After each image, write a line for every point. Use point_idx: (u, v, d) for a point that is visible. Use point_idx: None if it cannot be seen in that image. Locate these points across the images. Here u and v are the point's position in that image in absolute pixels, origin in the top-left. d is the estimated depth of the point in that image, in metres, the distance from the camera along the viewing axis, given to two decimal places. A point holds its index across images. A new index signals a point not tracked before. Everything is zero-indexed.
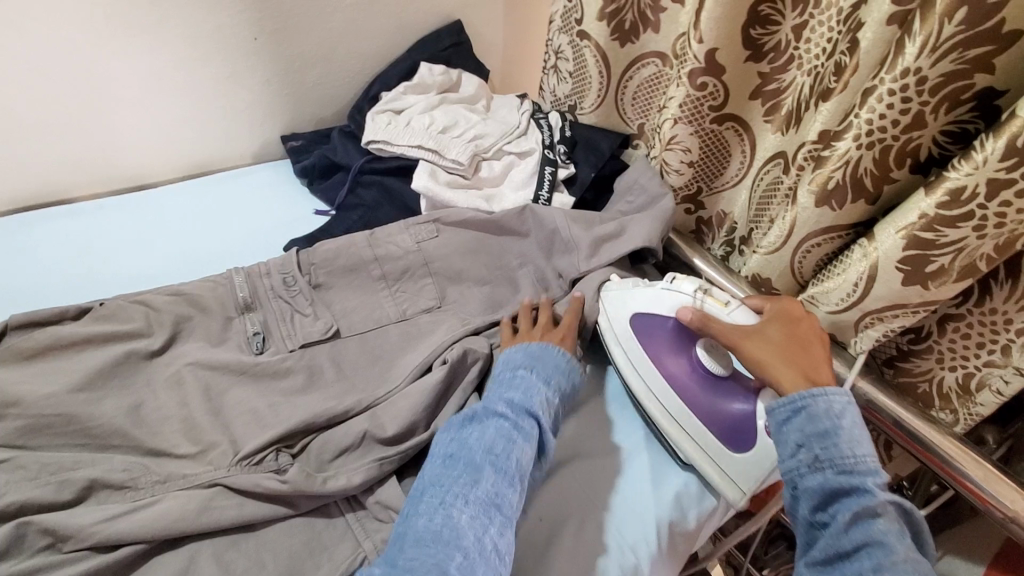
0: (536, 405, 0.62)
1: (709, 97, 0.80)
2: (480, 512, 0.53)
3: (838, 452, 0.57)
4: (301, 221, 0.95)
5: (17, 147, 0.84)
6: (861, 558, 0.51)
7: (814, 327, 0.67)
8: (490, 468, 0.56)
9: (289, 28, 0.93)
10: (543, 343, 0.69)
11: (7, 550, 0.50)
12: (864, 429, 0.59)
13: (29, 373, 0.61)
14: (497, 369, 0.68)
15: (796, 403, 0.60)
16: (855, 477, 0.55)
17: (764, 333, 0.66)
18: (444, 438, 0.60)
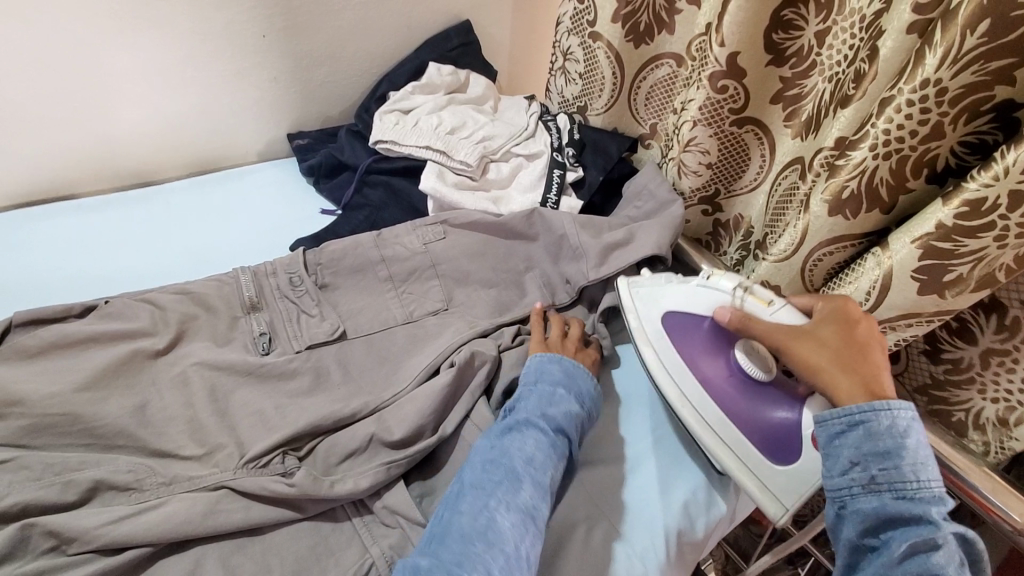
0: (567, 421, 0.63)
1: (730, 100, 0.81)
2: (520, 521, 0.54)
3: (900, 475, 0.53)
4: (307, 221, 0.94)
5: (21, 142, 0.84)
6: None
7: (874, 328, 0.64)
8: (529, 481, 0.57)
9: (299, 25, 0.93)
10: (573, 362, 0.69)
11: (11, 552, 0.49)
12: (929, 451, 0.55)
13: (31, 371, 0.61)
14: (526, 373, 0.68)
15: (856, 416, 0.57)
16: (916, 505, 0.52)
17: (815, 336, 0.64)
18: (484, 446, 0.61)
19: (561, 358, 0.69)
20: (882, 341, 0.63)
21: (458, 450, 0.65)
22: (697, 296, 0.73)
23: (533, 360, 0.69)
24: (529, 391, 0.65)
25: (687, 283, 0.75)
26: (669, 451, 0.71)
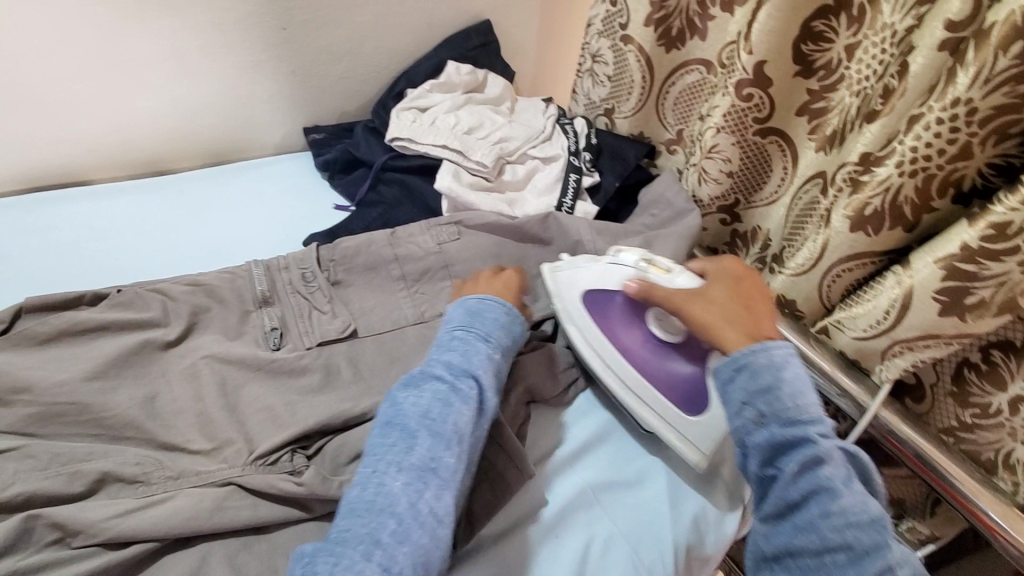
0: (474, 366, 0.60)
1: (755, 109, 0.80)
2: (415, 479, 0.53)
3: (784, 404, 0.56)
4: (319, 216, 0.94)
5: (36, 126, 0.83)
6: (810, 506, 0.53)
7: (756, 287, 0.68)
8: (425, 434, 0.55)
9: (320, 19, 0.92)
10: (481, 296, 0.68)
11: (15, 543, 0.48)
12: (803, 377, 0.59)
13: (40, 359, 0.60)
14: (440, 333, 0.65)
15: (740, 361, 0.60)
16: (801, 428, 0.55)
17: (708, 296, 0.67)
18: (385, 406, 0.58)
19: (468, 299, 0.67)
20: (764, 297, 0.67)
21: None
22: (604, 269, 0.73)
23: (449, 310, 0.67)
24: (439, 347, 0.63)
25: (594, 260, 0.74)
26: (680, 464, 0.69)
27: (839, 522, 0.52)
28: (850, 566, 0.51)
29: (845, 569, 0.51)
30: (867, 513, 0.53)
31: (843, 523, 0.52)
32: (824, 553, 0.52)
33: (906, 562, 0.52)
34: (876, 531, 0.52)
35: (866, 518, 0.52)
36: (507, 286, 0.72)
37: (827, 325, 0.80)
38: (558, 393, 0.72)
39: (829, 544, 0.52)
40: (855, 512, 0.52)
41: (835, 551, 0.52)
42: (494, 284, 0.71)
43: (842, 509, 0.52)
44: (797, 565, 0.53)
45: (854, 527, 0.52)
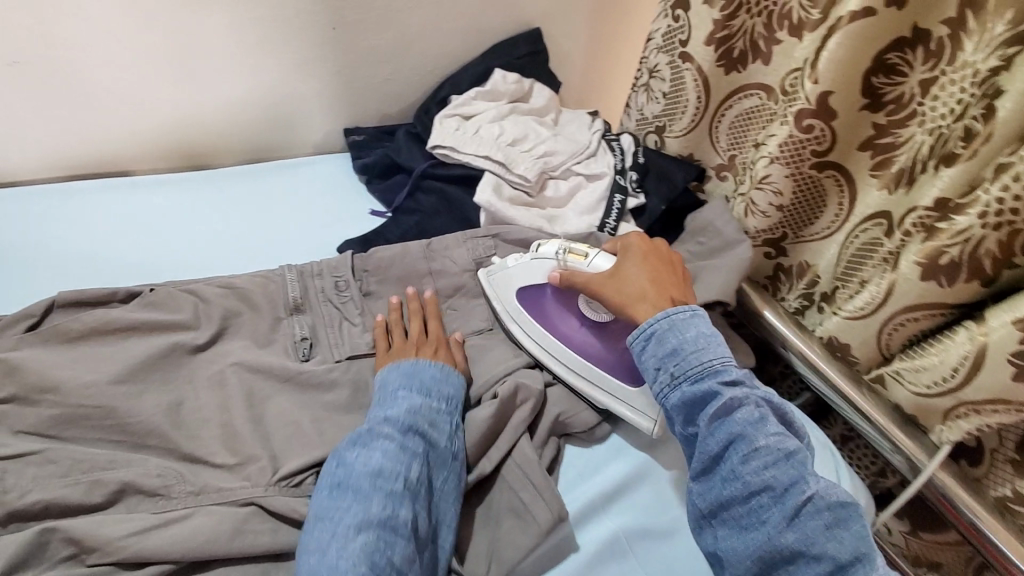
0: (420, 420, 0.56)
1: (813, 141, 0.74)
2: (375, 540, 0.48)
3: (691, 362, 0.58)
4: (355, 220, 0.91)
5: (79, 114, 0.82)
6: (730, 456, 0.54)
7: (668, 252, 0.69)
8: (379, 494, 0.50)
9: (369, 19, 0.90)
10: (415, 358, 0.63)
11: (29, 557, 0.46)
12: (707, 330, 0.60)
13: (68, 357, 0.58)
14: (374, 392, 0.61)
15: (647, 329, 0.61)
16: (711, 382, 0.56)
17: (621, 271, 0.67)
18: (330, 466, 0.53)
19: (399, 363, 0.63)
20: (678, 260, 0.68)
21: (501, 489, 0.61)
22: (527, 263, 0.72)
23: (380, 375, 0.62)
24: (376, 403, 0.59)
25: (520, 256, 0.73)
26: None
27: (757, 466, 0.53)
28: (775, 506, 0.52)
29: (771, 511, 0.52)
30: (783, 450, 0.54)
31: (760, 466, 0.53)
32: (750, 499, 0.53)
33: (830, 489, 0.53)
34: (794, 465, 0.54)
35: (782, 455, 0.54)
36: (439, 343, 0.67)
37: (884, 376, 0.76)
38: (590, 427, 0.68)
39: (753, 490, 0.53)
40: (770, 452, 0.54)
41: (760, 495, 0.53)
42: (428, 347, 0.66)
43: (759, 452, 0.54)
44: (731, 515, 0.55)
45: (772, 467, 0.53)
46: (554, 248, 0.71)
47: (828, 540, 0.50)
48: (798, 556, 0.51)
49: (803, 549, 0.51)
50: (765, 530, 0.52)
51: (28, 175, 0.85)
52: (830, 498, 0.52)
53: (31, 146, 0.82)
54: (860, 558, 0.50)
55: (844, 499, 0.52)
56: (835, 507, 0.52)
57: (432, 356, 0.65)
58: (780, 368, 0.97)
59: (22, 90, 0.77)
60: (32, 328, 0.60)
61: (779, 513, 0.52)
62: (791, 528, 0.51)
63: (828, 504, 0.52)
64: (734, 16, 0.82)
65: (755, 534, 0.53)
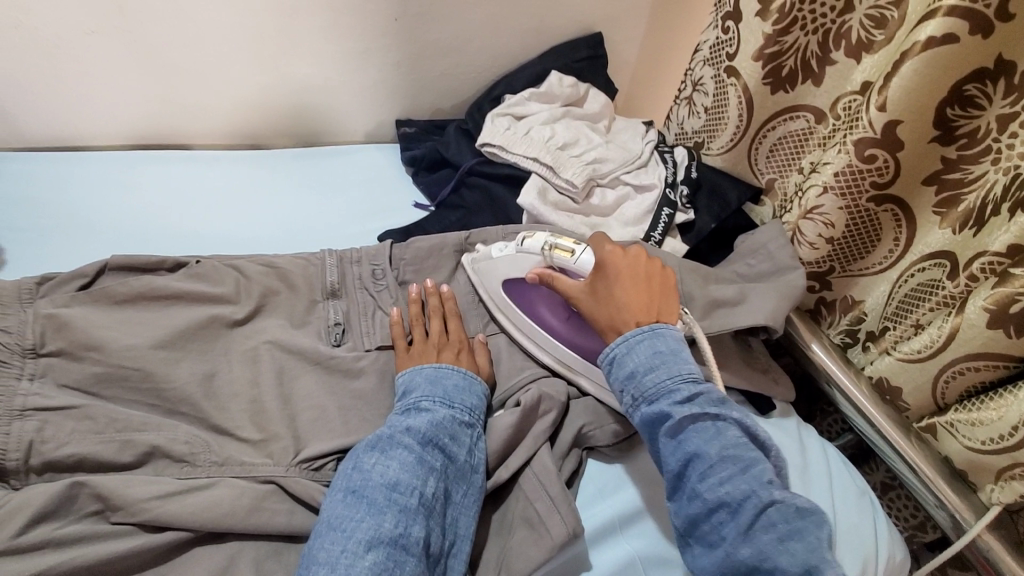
0: (442, 434, 0.56)
1: (874, 172, 0.70)
2: (384, 558, 0.47)
3: (647, 381, 0.56)
4: (398, 211, 0.92)
5: (149, 88, 0.86)
6: (688, 477, 0.53)
7: (656, 264, 0.64)
8: (392, 509, 0.50)
9: (430, 14, 0.91)
10: (437, 364, 0.62)
11: (57, 508, 0.48)
12: (662, 347, 0.58)
13: (114, 318, 0.60)
14: (396, 399, 0.60)
15: (607, 353, 0.60)
16: (667, 399, 0.55)
17: (601, 282, 0.63)
18: (345, 471, 0.53)
19: (423, 366, 0.62)
20: (666, 272, 0.64)
21: (517, 497, 0.60)
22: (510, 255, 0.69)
23: (403, 377, 0.62)
24: (396, 412, 0.58)
25: (505, 245, 0.71)
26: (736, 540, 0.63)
27: (713, 482, 0.51)
28: (732, 521, 0.50)
29: (729, 527, 0.50)
30: (737, 463, 0.51)
31: (715, 480, 0.51)
32: (710, 516, 0.51)
33: (787, 498, 0.50)
34: (751, 477, 0.51)
35: (737, 467, 0.51)
36: (461, 346, 0.66)
37: (935, 425, 0.71)
38: (610, 443, 0.66)
39: (710, 506, 0.51)
40: (725, 467, 0.51)
41: (717, 511, 0.51)
42: (449, 350, 0.65)
43: (714, 468, 0.52)
44: (700, 535, 0.52)
45: (727, 481, 0.51)
46: (539, 242, 0.68)
47: (781, 552, 0.47)
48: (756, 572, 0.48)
49: (759, 563, 0.48)
50: (724, 545, 0.50)
51: (98, 141, 0.89)
52: (788, 508, 0.49)
53: (102, 116, 0.86)
54: (815, 571, 0.46)
55: (802, 508, 0.49)
56: (792, 517, 0.49)
57: (454, 360, 0.64)
58: (821, 406, 0.93)
59: (96, 58, 0.80)
60: (84, 287, 0.62)
61: (735, 528, 0.50)
62: (746, 541, 0.49)
63: (784, 513, 0.49)
64: (788, 31, 0.78)
65: (718, 553, 0.50)
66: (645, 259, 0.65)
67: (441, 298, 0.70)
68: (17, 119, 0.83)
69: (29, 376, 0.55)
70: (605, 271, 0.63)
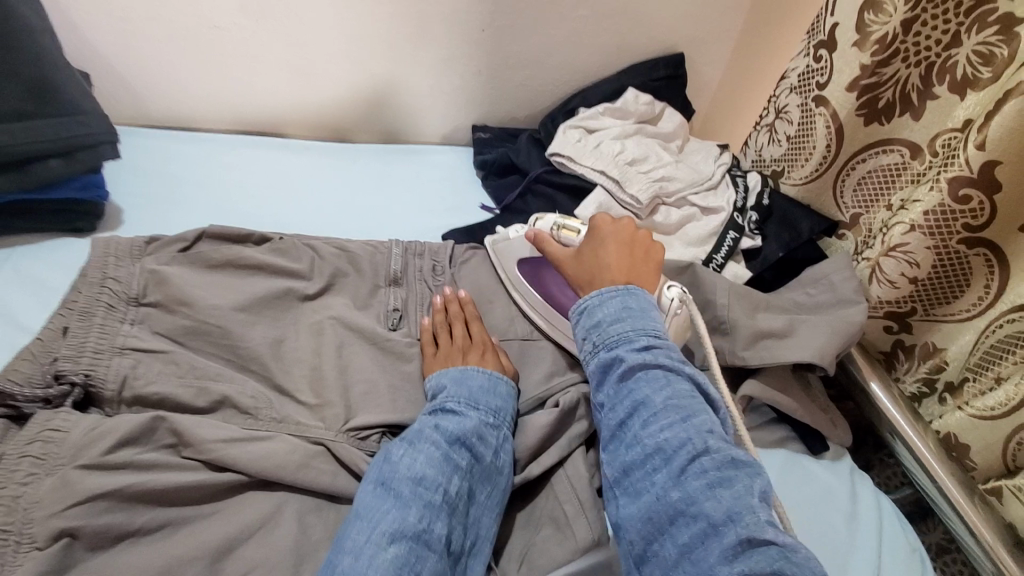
0: (468, 433, 0.56)
1: (968, 214, 0.66)
2: (407, 552, 0.48)
3: (611, 331, 0.56)
4: (465, 211, 0.96)
5: (256, 80, 0.95)
6: (631, 421, 0.51)
7: (644, 234, 0.66)
8: (417, 504, 0.51)
9: (514, 28, 0.95)
10: (463, 365, 0.63)
11: (139, 437, 0.52)
12: (634, 305, 0.57)
13: (205, 280, 0.67)
14: (427, 399, 0.62)
15: (581, 305, 0.60)
16: (625, 348, 0.54)
17: (591, 247, 0.65)
18: (378, 463, 0.55)
19: (449, 369, 0.63)
20: (653, 242, 0.66)
21: (546, 497, 0.60)
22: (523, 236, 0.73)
23: (431, 381, 0.63)
24: (426, 411, 0.60)
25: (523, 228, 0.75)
26: None
27: (654, 429, 0.50)
28: (664, 468, 0.48)
29: (660, 473, 0.48)
30: (679, 411, 0.50)
31: (656, 426, 0.50)
32: (645, 463, 0.49)
33: (722, 449, 0.48)
34: (691, 426, 0.49)
35: (679, 416, 0.50)
36: (485, 347, 0.67)
37: (1003, 489, 0.68)
38: None
39: (646, 452, 0.49)
40: (667, 414, 0.50)
41: (652, 457, 0.49)
42: (474, 351, 0.66)
43: (656, 416, 0.50)
44: (628, 484, 0.50)
45: (667, 428, 0.49)
46: (552, 220, 0.73)
47: (707, 498, 0.45)
48: (679, 518, 0.46)
49: (684, 508, 0.45)
50: (654, 491, 0.48)
51: (208, 125, 1.00)
52: (721, 457, 0.47)
53: (214, 105, 0.97)
54: (739, 518, 0.43)
55: (736, 459, 0.47)
56: (724, 466, 0.46)
57: (480, 360, 0.65)
58: (881, 456, 0.87)
59: (217, 50, 0.90)
60: (183, 250, 0.70)
61: (666, 473, 0.48)
62: (676, 485, 0.47)
63: (717, 462, 0.47)
64: (887, 63, 0.76)
65: (645, 497, 0.48)
66: (636, 232, 0.67)
67: (460, 304, 0.72)
68: (144, 99, 0.95)
69: (130, 321, 0.62)
70: (598, 240, 0.65)
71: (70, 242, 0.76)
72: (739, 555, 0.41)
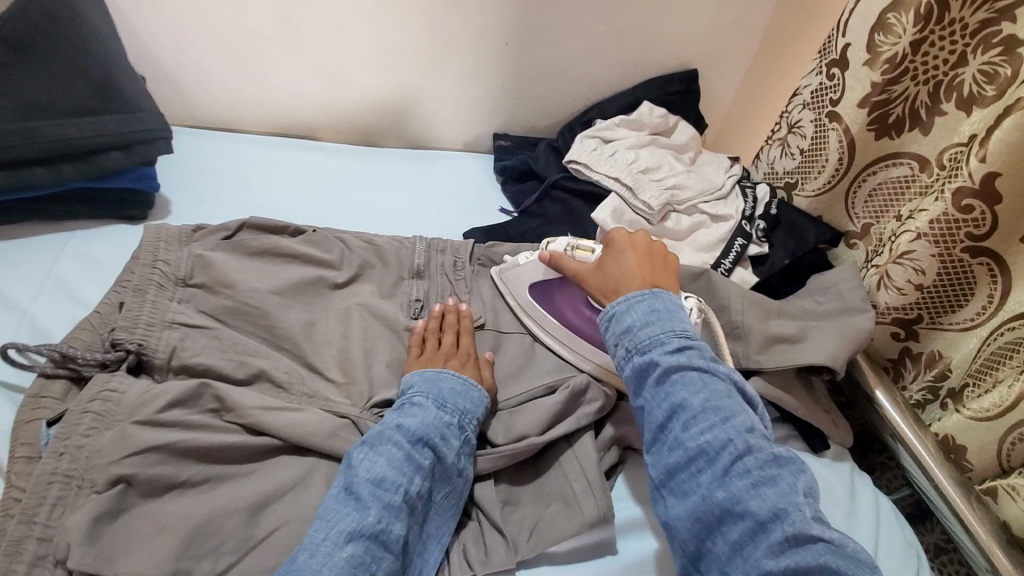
0: (431, 434, 0.57)
1: (971, 224, 0.69)
2: (363, 552, 0.49)
3: (642, 334, 0.58)
4: (485, 213, 1.01)
5: (296, 86, 1.01)
6: (673, 424, 0.53)
7: (659, 244, 0.69)
8: (375, 504, 0.52)
9: (538, 42, 1.01)
10: (439, 368, 0.64)
11: (186, 400, 0.57)
12: (662, 307, 0.59)
13: (245, 265, 0.72)
14: (396, 401, 0.62)
15: (609, 310, 0.62)
16: (658, 349, 0.56)
17: (609, 257, 0.68)
18: (341, 468, 0.55)
19: (425, 369, 0.64)
20: (668, 251, 0.69)
21: (555, 475, 0.64)
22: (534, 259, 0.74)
23: (407, 377, 0.64)
24: (392, 412, 0.60)
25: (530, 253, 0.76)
26: None
27: (695, 431, 0.52)
28: (709, 469, 0.50)
29: (705, 474, 0.50)
30: (720, 413, 0.52)
31: (697, 428, 0.52)
32: (689, 465, 0.51)
33: (765, 447, 0.50)
34: (732, 427, 0.51)
35: (719, 417, 0.52)
36: (468, 358, 0.68)
37: (997, 488, 0.70)
38: None
39: (690, 454, 0.51)
40: (707, 416, 0.52)
41: (695, 458, 0.51)
42: (456, 359, 0.67)
43: (696, 417, 0.52)
44: (676, 486, 0.52)
45: (708, 429, 0.51)
46: (564, 240, 0.74)
47: (753, 496, 0.48)
48: (726, 516, 0.48)
49: (730, 506, 0.48)
50: (700, 491, 0.50)
51: (248, 126, 1.07)
52: (762, 455, 0.50)
53: (255, 108, 1.04)
54: (784, 514, 0.46)
55: (779, 457, 0.50)
56: (767, 464, 0.49)
57: (459, 368, 0.66)
58: (882, 459, 0.90)
59: (261, 58, 0.97)
60: (226, 238, 0.75)
61: (710, 473, 0.50)
62: (721, 486, 0.49)
63: (760, 461, 0.49)
64: (897, 81, 0.79)
65: (693, 497, 0.50)
66: (651, 241, 0.70)
67: (458, 315, 0.73)
68: (191, 99, 1.01)
69: (177, 299, 0.67)
70: (614, 250, 0.68)
71: (122, 228, 0.82)
72: (786, 550, 0.44)
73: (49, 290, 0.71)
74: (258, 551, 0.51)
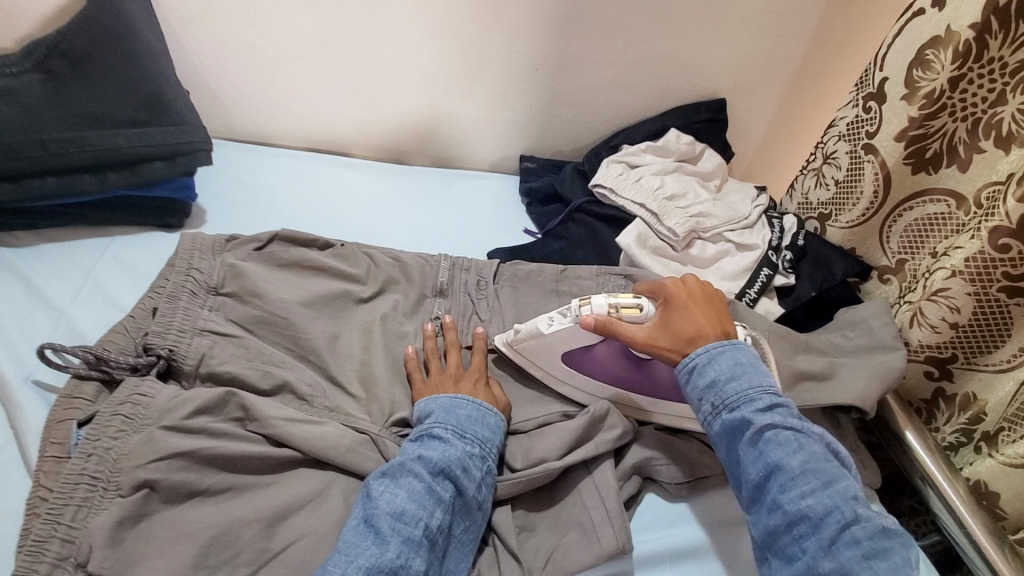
0: (454, 467, 0.56)
1: (1008, 263, 0.68)
2: None
3: (728, 390, 0.59)
4: (508, 233, 1.02)
5: (331, 105, 1.04)
6: (771, 485, 0.54)
7: (706, 284, 0.70)
8: (395, 539, 0.51)
9: (568, 69, 1.02)
10: (453, 394, 0.64)
11: (212, 407, 0.58)
12: (745, 360, 0.61)
13: (274, 276, 0.74)
14: (414, 430, 0.61)
15: (688, 363, 0.62)
16: (749, 408, 0.57)
17: (669, 313, 0.66)
18: (360, 500, 0.55)
19: (438, 396, 0.64)
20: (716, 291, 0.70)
21: (573, 502, 0.63)
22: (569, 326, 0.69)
23: (420, 405, 0.64)
24: (412, 444, 0.59)
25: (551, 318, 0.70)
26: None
27: (795, 494, 0.53)
28: (813, 535, 0.50)
29: (809, 540, 0.50)
30: (820, 477, 0.53)
31: (797, 492, 0.52)
32: (790, 529, 0.52)
33: (871, 517, 0.50)
34: (835, 493, 0.52)
35: (820, 481, 0.53)
36: (478, 377, 0.68)
37: None
38: (677, 483, 0.67)
39: (791, 518, 0.52)
40: (807, 479, 0.53)
41: (797, 523, 0.52)
42: (466, 381, 0.67)
43: (795, 480, 0.53)
44: (779, 549, 0.53)
45: (810, 494, 0.52)
46: (601, 300, 0.67)
47: (864, 568, 0.48)
48: None
49: None
50: (804, 558, 0.50)
51: (281, 141, 1.10)
52: (871, 525, 0.50)
53: (290, 124, 1.07)
54: None
55: (886, 528, 0.50)
56: (876, 536, 0.49)
57: (471, 391, 0.65)
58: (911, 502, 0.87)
59: (298, 76, 1.00)
60: (257, 249, 0.77)
61: (816, 541, 0.50)
62: (829, 555, 0.49)
63: (868, 531, 0.49)
64: (935, 117, 0.78)
65: (798, 563, 0.50)
66: (697, 282, 0.70)
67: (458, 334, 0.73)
68: (229, 113, 1.05)
69: (208, 307, 0.69)
70: (673, 305, 0.67)
71: (158, 235, 0.85)
72: None
73: (87, 292, 0.74)
74: (273, 564, 0.51)
